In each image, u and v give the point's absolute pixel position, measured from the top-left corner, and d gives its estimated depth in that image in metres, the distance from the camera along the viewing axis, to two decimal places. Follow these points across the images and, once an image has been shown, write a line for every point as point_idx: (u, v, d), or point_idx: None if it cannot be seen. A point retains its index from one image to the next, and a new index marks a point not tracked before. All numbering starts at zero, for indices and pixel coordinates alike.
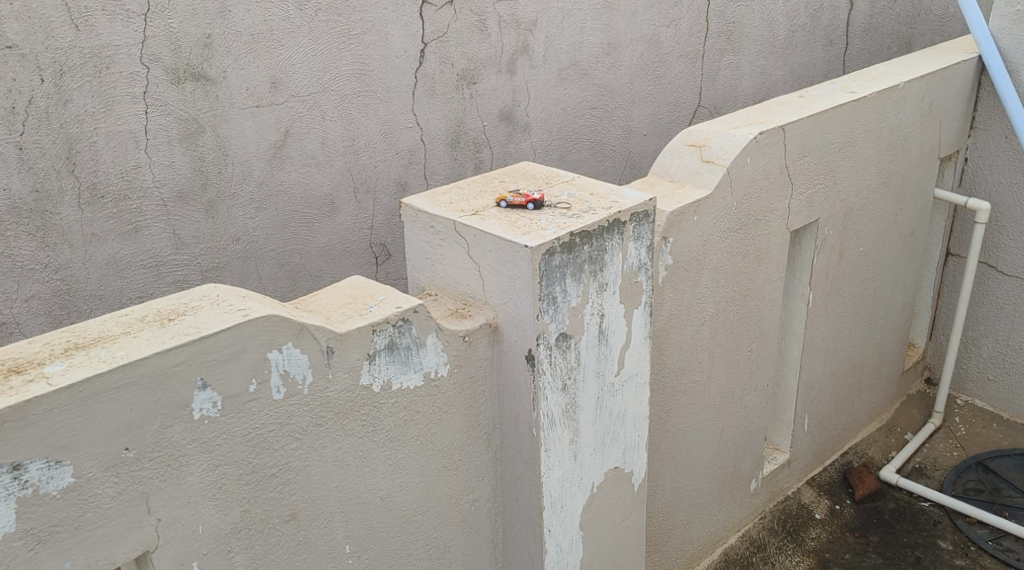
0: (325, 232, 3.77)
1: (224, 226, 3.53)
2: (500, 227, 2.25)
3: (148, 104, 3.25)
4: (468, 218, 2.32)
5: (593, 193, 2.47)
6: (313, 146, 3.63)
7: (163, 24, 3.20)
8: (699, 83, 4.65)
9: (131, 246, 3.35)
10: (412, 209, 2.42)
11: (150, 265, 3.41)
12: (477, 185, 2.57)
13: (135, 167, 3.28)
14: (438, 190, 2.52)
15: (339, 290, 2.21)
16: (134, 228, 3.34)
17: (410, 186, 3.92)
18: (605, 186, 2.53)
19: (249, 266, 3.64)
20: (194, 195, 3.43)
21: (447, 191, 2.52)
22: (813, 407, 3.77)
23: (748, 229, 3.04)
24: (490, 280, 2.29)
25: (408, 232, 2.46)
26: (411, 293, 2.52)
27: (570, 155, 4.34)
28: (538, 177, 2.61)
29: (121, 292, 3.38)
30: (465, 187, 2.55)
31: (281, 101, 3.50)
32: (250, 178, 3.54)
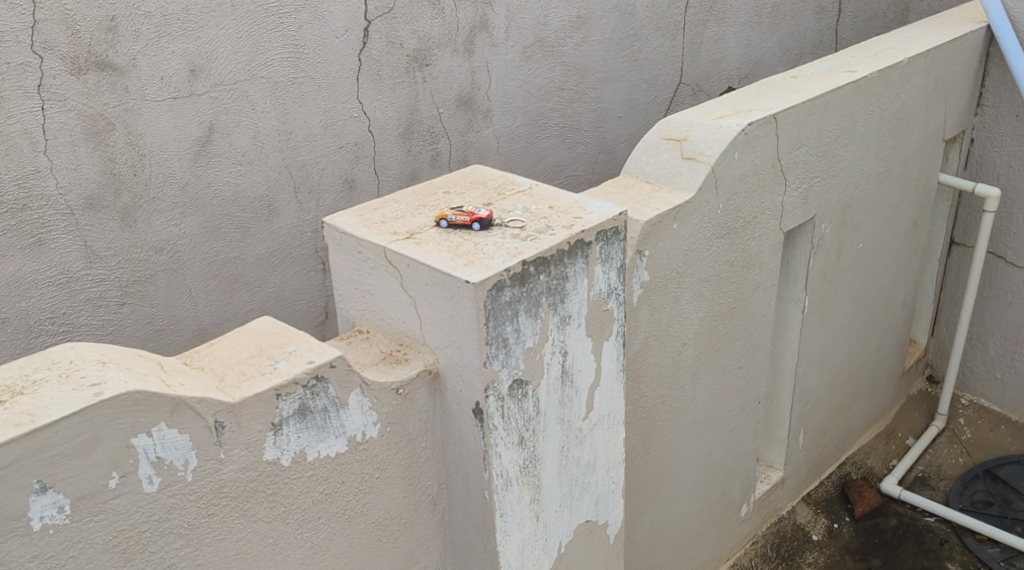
0: (263, 238, 3.40)
1: (145, 235, 3.16)
2: (437, 255, 1.86)
3: (45, 99, 2.83)
4: (404, 244, 1.92)
5: (552, 206, 2.07)
6: (243, 142, 3.22)
7: (57, 6, 2.76)
8: (679, 58, 4.22)
9: (34, 261, 2.98)
10: (333, 230, 2.01)
11: (59, 282, 3.05)
12: (417, 197, 2.16)
13: (34, 172, 2.88)
14: (369, 205, 2.11)
15: (239, 339, 1.81)
16: (37, 241, 2.96)
17: (358, 183, 3.51)
18: (568, 196, 2.13)
19: (175, 279, 3.28)
20: (107, 202, 3.05)
21: (380, 205, 2.11)
22: (807, 420, 3.43)
23: (737, 234, 2.65)
24: (429, 319, 1.89)
25: (334, 258, 2.06)
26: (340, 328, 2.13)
27: (539, 142, 3.93)
28: (489, 187, 2.21)
29: (27, 314, 3.01)
30: (402, 199, 2.15)
31: (203, 91, 3.08)
32: (172, 180, 3.14)
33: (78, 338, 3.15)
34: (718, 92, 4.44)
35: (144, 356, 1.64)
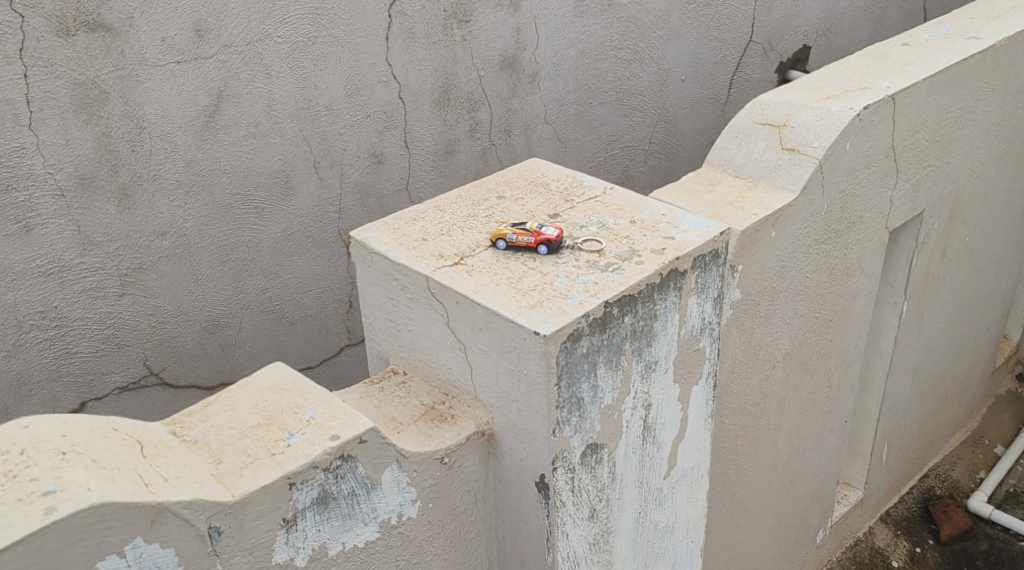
0: (279, 220, 3.01)
1: (145, 219, 2.78)
2: (495, 290, 1.48)
3: (29, 66, 2.45)
4: (453, 272, 1.53)
5: (635, 222, 1.66)
6: (256, 111, 2.81)
7: None
8: (751, 13, 3.74)
9: (21, 248, 2.63)
10: (362, 248, 1.63)
11: (50, 272, 2.70)
12: (466, 202, 1.77)
13: (18, 148, 2.51)
14: (408, 212, 1.73)
15: (249, 399, 1.52)
16: (24, 226, 2.60)
17: (387, 157, 3.10)
18: (654, 206, 1.73)
19: (181, 267, 2.91)
20: (101, 181, 2.67)
21: (420, 214, 1.73)
22: (893, 434, 3.03)
23: (840, 236, 2.23)
24: (483, 370, 1.51)
25: (363, 279, 1.68)
26: (370, 362, 1.76)
27: (591, 109, 3.48)
28: (552, 191, 1.80)
29: (15, 307, 2.69)
30: (448, 206, 1.76)
31: (211, 54, 2.68)
32: (175, 155, 2.75)
33: (73, 332, 2.82)
34: (791, 51, 3.96)
35: (127, 437, 1.38)
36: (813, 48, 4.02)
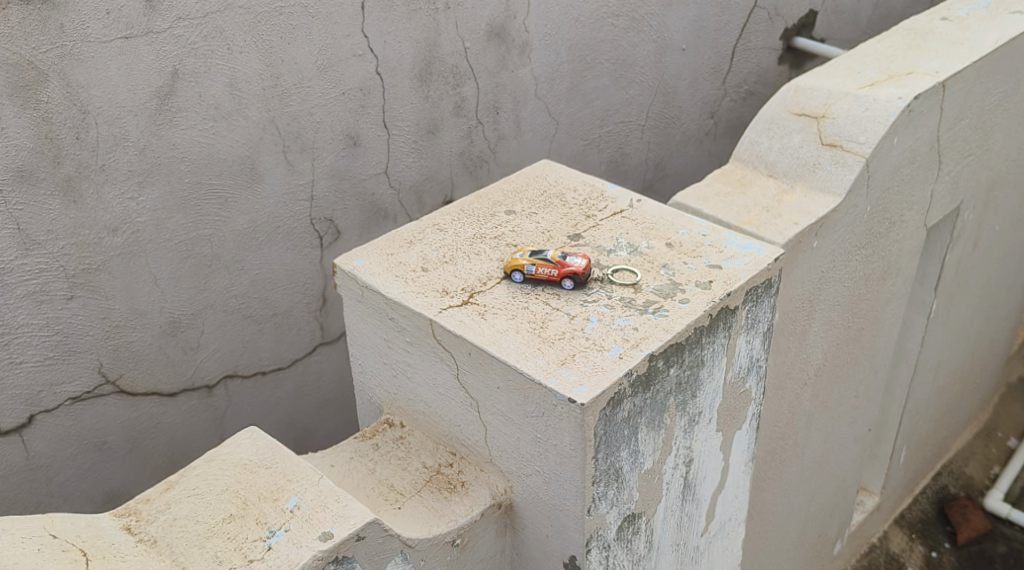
0: (245, 211, 2.72)
1: (95, 214, 2.48)
2: (528, 344, 1.56)
3: None
4: (469, 315, 1.63)
5: (677, 245, 1.78)
6: (217, 91, 2.51)
7: None
8: None
9: None
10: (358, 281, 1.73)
11: None
12: (471, 223, 1.87)
13: None
14: (402, 236, 1.83)
15: (222, 498, 1.65)
16: None
17: (364, 140, 2.81)
18: (688, 227, 1.83)
19: (137, 266, 2.63)
20: (43, 172, 2.35)
21: (420, 236, 1.84)
22: (907, 432, 2.88)
23: (879, 240, 2.18)
24: (518, 436, 1.60)
25: (347, 311, 1.79)
26: (362, 395, 1.91)
27: (585, 83, 3.22)
28: (571, 206, 1.93)
29: None
30: (456, 228, 1.85)
31: (163, 28, 2.36)
32: (127, 143, 2.44)
33: (18, 339, 2.51)
34: (796, 17, 3.72)
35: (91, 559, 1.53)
36: (820, 12, 3.80)
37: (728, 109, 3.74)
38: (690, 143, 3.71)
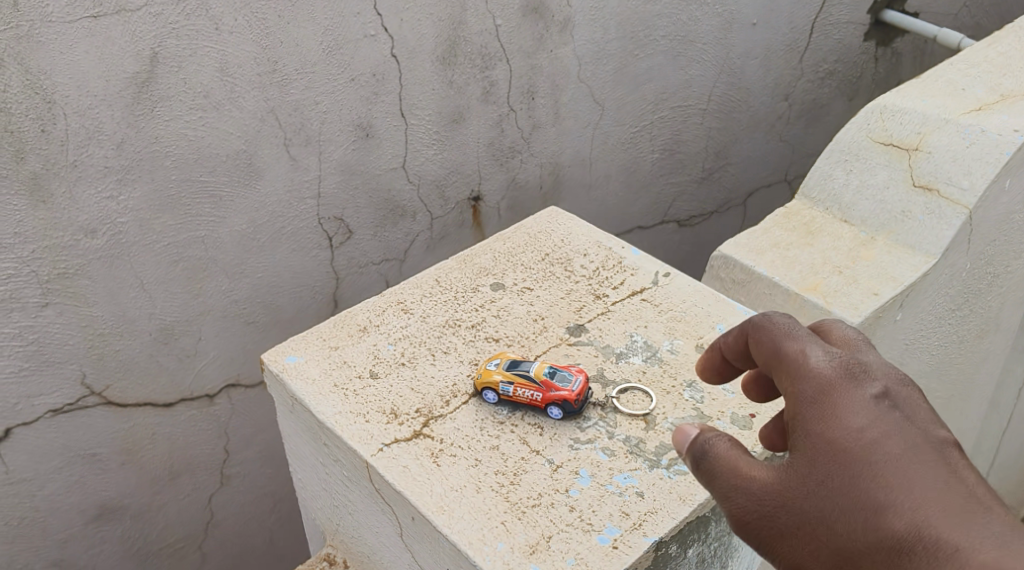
0: (243, 210, 2.37)
1: (69, 215, 2.15)
2: (485, 517, 1.51)
3: None
4: (420, 459, 1.60)
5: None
6: (204, 77, 2.15)
7: None
8: None
9: None
10: (284, 386, 1.75)
11: None
12: (439, 312, 1.87)
13: None
14: (349, 327, 1.85)
15: None
16: None
17: (378, 131, 2.47)
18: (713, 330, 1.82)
19: (121, 271, 2.29)
20: (6, 170, 2.02)
21: (371, 327, 1.85)
22: None
23: (979, 290, 2.31)
24: None
25: (278, 401, 1.82)
26: (309, 512, 1.95)
27: (636, 64, 2.83)
28: (579, 280, 1.95)
29: None
30: (424, 322, 1.85)
31: (138, 5, 2.01)
32: (102, 137, 2.10)
33: None
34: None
35: None
36: None
37: (804, 89, 3.32)
38: (758, 129, 3.32)
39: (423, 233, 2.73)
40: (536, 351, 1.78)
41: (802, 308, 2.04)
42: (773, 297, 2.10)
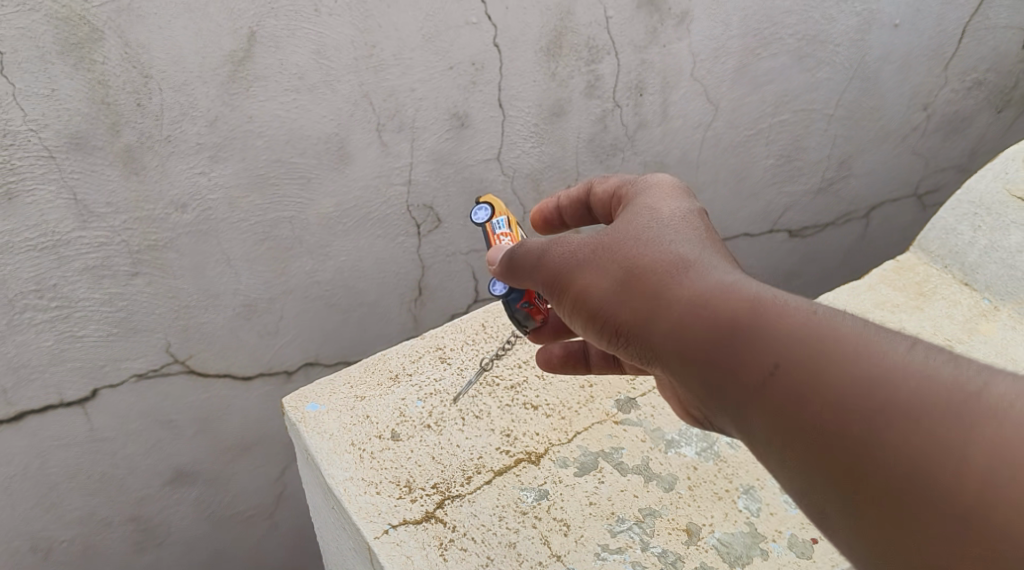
0: (331, 192, 2.31)
1: (161, 188, 2.11)
2: None
3: None
4: (427, 548, 1.61)
5: None
6: (301, 58, 2.08)
7: None
8: None
9: (5, 221, 1.99)
10: (302, 436, 1.78)
11: (45, 248, 2.06)
12: (474, 368, 1.89)
13: None
14: (374, 379, 1.86)
15: None
16: (7, 194, 1.95)
17: (474, 120, 2.37)
18: None
19: (209, 246, 2.25)
20: (100, 142, 1.98)
21: (393, 382, 1.85)
22: None
23: None
24: None
25: (297, 445, 1.84)
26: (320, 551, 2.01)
27: (758, 65, 2.62)
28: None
29: (3, 287, 2.07)
30: (457, 379, 1.86)
31: None
32: (196, 113, 2.04)
33: (78, 314, 2.20)
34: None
35: None
36: None
37: (947, 100, 3.05)
38: (890, 139, 3.07)
39: (513, 226, 2.63)
40: (576, 427, 1.80)
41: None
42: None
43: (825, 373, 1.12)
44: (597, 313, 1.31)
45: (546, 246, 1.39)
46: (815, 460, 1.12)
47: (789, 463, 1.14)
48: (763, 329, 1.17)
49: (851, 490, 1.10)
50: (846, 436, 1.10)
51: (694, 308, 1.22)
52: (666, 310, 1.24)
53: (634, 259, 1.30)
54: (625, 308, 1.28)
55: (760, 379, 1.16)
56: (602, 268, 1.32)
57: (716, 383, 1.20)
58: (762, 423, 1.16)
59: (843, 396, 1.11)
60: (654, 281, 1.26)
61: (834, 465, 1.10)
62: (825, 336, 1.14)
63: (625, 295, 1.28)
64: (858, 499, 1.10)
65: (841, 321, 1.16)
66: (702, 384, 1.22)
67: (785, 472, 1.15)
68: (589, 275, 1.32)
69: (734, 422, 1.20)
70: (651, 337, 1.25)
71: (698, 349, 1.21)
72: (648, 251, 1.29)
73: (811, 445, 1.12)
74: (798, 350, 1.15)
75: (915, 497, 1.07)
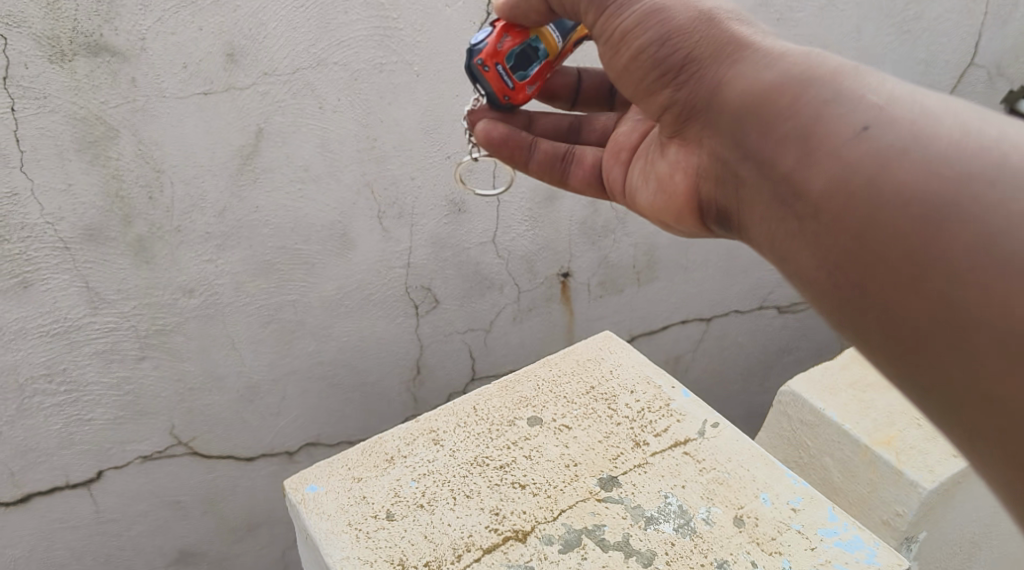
0: (334, 276, 2.39)
1: (170, 275, 2.19)
2: None
3: (14, 97, 1.85)
4: None
5: (755, 521, 1.76)
6: (305, 152, 2.18)
7: None
8: (977, 30, 2.85)
9: (21, 308, 2.07)
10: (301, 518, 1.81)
11: (57, 333, 2.14)
12: (465, 448, 1.90)
13: (7, 195, 1.93)
14: (371, 461, 1.90)
15: None
16: (23, 282, 2.04)
17: (471, 206, 2.46)
18: (762, 491, 1.82)
19: (214, 329, 2.32)
20: (112, 232, 2.07)
21: (389, 463, 1.89)
22: None
23: None
24: None
25: (296, 529, 1.86)
26: None
27: None
28: (620, 421, 1.95)
29: (16, 370, 2.14)
30: (448, 459, 1.88)
31: (247, 84, 2.04)
32: (205, 204, 2.13)
33: (87, 397, 2.26)
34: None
35: None
36: None
37: None
38: None
39: (510, 306, 2.70)
40: (561, 505, 1.78)
41: (872, 462, 2.08)
42: (842, 445, 2.15)
43: (924, 132, 1.17)
44: (692, 60, 1.39)
45: (642, 6, 1.41)
46: (873, 256, 1.17)
47: (847, 248, 1.20)
48: (845, 99, 1.23)
49: (910, 277, 1.13)
50: (919, 197, 1.14)
51: (781, 83, 1.30)
52: (754, 83, 1.33)
53: (726, 44, 1.37)
54: (715, 88, 1.38)
55: (850, 133, 1.21)
56: (694, 50, 1.39)
57: (803, 135, 1.25)
58: (839, 176, 1.20)
59: (932, 167, 1.14)
60: (733, 71, 1.36)
61: (891, 266, 1.15)
62: (915, 122, 1.18)
63: (719, 66, 1.37)
64: (903, 309, 1.14)
65: (935, 101, 1.21)
66: (792, 155, 1.27)
67: (838, 262, 1.21)
68: (688, 39, 1.39)
69: (795, 210, 1.26)
70: (728, 75, 1.36)
71: (788, 109, 1.28)
72: (749, 31, 1.39)
73: (869, 243, 1.17)
74: (895, 121, 1.19)
75: (982, 254, 1.08)
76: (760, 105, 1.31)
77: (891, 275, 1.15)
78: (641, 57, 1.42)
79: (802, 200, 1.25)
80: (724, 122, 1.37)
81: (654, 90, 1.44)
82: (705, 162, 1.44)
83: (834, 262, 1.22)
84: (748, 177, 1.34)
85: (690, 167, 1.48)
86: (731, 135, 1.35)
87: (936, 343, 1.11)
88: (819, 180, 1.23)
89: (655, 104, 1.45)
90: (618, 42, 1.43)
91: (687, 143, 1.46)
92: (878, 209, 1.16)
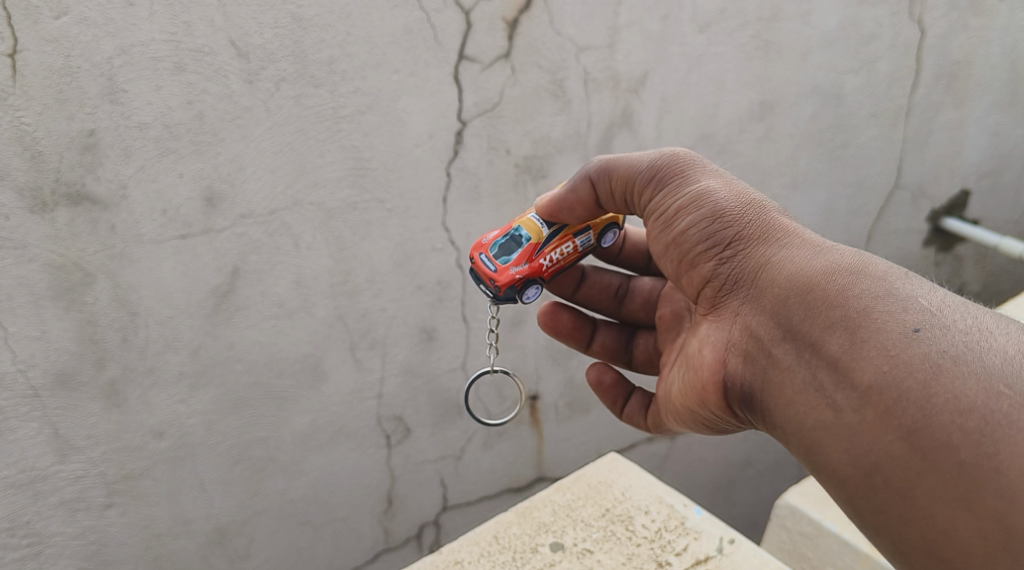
0: (307, 410, 2.39)
1: (141, 418, 2.17)
2: None
3: None
4: None
5: None
6: (281, 289, 2.22)
7: (9, 119, 1.81)
8: (897, 153, 3.10)
9: None
10: None
11: (22, 485, 2.07)
12: None
13: None
14: None
15: None
16: None
17: (440, 334, 2.52)
18: None
19: (185, 470, 2.28)
20: (85, 377, 2.05)
21: None
22: None
23: None
24: None
25: None
26: None
27: None
28: (640, 542, 1.97)
29: None
30: None
31: (224, 226, 2.09)
32: (179, 343, 2.14)
33: (50, 551, 2.16)
34: (944, 197, 3.30)
35: None
36: (973, 191, 3.36)
37: None
38: None
39: (480, 431, 2.73)
40: None
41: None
42: (842, 554, 2.20)
43: (977, 347, 1.29)
44: (742, 244, 1.55)
45: (694, 190, 1.62)
46: (915, 449, 1.28)
47: (891, 438, 1.30)
48: (899, 294, 1.37)
49: (951, 473, 1.24)
50: (966, 399, 1.25)
51: (832, 274, 1.43)
52: (804, 273, 1.46)
53: (774, 237, 1.54)
54: (759, 273, 1.52)
55: (904, 329, 1.33)
56: (742, 236, 1.56)
57: (851, 325, 1.37)
58: (885, 368, 1.32)
59: (979, 375, 1.26)
60: (780, 260, 1.51)
61: (935, 462, 1.26)
62: (966, 333, 1.31)
63: (768, 253, 1.52)
64: (939, 502, 1.25)
65: (985, 320, 1.33)
66: (840, 342, 1.37)
67: (878, 450, 1.31)
68: (738, 224, 1.57)
69: (838, 395, 1.37)
70: (776, 260, 1.51)
71: (837, 299, 1.40)
72: (799, 229, 1.55)
73: (914, 439, 1.28)
74: (947, 330, 1.31)
75: (985, 467, 1.22)
76: (810, 292, 1.44)
77: (932, 470, 1.26)
78: (686, 235, 1.61)
79: (850, 387, 1.35)
80: (767, 307, 1.50)
81: (699, 266, 1.60)
82: (737, 340, 1.54)
83: (872, 451, 1.32)
84: (782, 356, 1.45)
85: (719, 342, 1.57)
86: (770, 314, 1.49)
87: (969, 540, 1.23)
88: (868, 372, 1.33)
89: (699, 278, 1.61)
90: (668, 218, 1.63)
91: (721, 323, 1.57)
92: (925, 408, 1.28)
